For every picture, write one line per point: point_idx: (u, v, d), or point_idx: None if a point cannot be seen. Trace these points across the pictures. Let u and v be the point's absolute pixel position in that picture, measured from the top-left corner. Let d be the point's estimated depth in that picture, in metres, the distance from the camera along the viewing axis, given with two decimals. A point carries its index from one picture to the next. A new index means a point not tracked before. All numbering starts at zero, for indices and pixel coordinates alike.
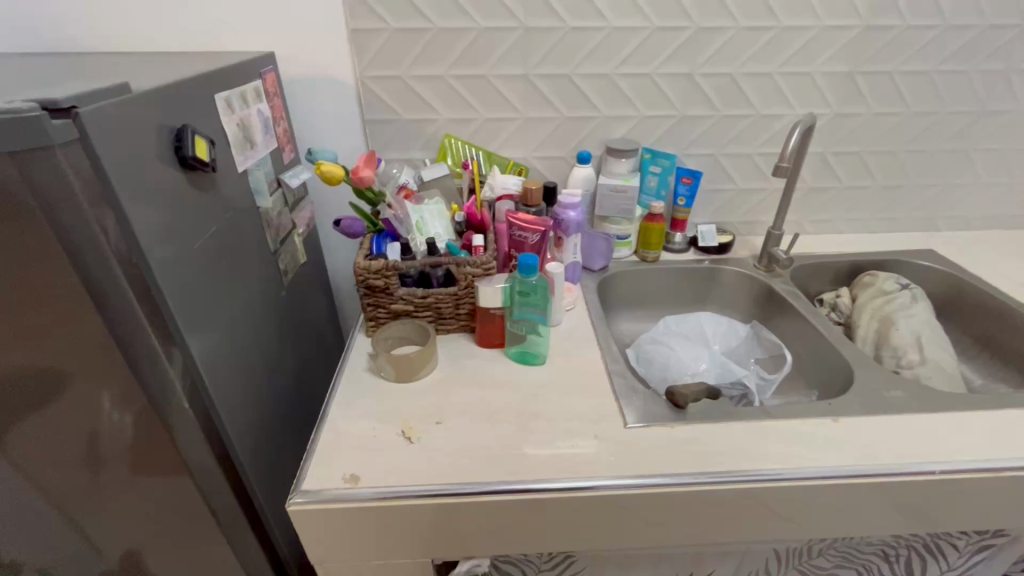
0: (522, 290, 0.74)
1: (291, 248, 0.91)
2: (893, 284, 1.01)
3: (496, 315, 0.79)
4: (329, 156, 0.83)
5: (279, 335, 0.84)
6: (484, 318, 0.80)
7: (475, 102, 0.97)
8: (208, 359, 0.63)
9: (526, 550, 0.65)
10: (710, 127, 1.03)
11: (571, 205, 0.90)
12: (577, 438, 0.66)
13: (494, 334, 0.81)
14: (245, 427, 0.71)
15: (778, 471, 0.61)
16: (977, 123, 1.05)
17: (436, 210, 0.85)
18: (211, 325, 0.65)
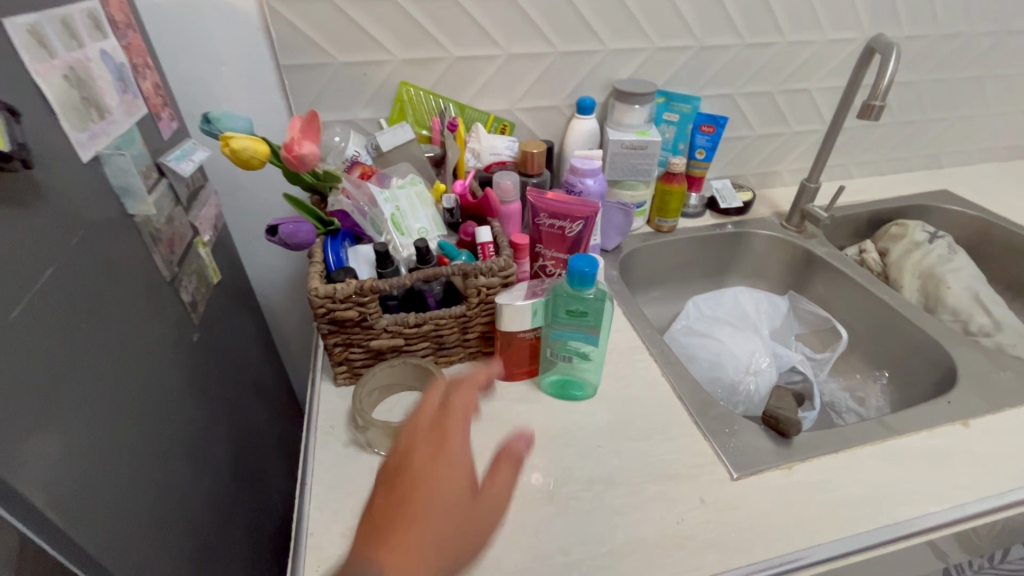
0: (573, 307, 0.53)
1: (198, 267, 0.61)
2: (922, 235, 0.89)
3: (525, 340, 0.56)
4: (240, 123, 0.53)
5: (195, 400, 0.57)
6: (507, 346, 0.57)
7: (439, 35, 0.69)
8: (62, 496, 0.36)
9: None
10: (731, 61, 0.82)
11: (590, 171, 0.68)
12: (679, 510, 0.47)
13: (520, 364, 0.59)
14: (154, 565, 0.45)
15: (938, 513, 0.48)
16: (1000, 45, 0.94)
17: (416, 195, 0.59)
18: (65, 435, 0.37)
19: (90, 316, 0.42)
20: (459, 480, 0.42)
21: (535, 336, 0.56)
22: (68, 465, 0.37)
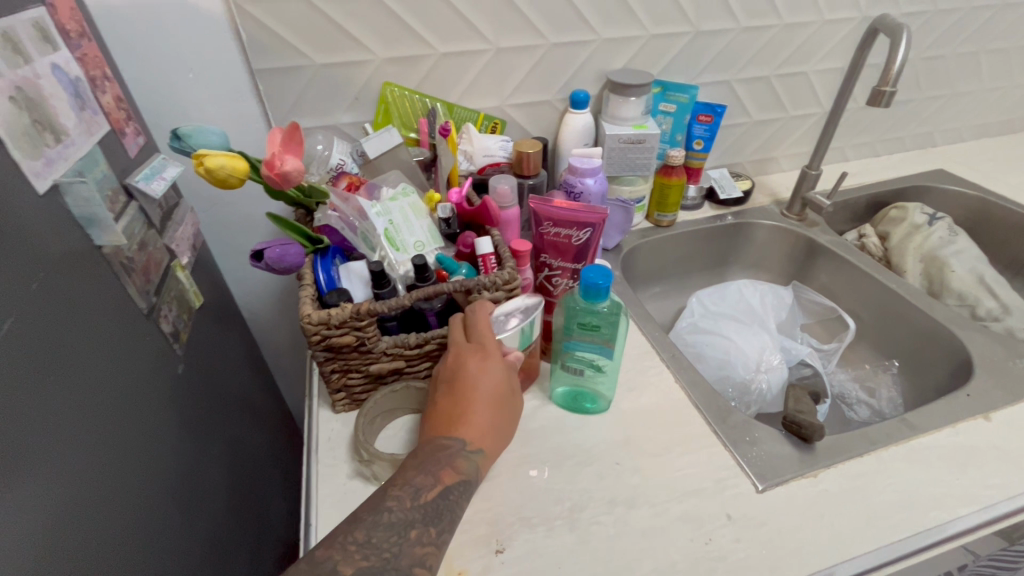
0: (586, 321, 0.50)
1: (177, 293, 0.57)
2: (924, 217, 0.87)
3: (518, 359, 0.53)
4: (213, 138, 0.49)
5: (186, 435, 0.53)
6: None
7: (423, 31, 0.65)
8: (22, 565, 0.32)
9: None
10: (728, 47, 0.79)
11: (590, 170, 0.64)
12: (706, 528, 0.45)
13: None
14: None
15: (969, 516, 0.46)
16: (993, 20, 0.92)
17: (409, 205, 0.55)
18: (27, 492, 0.34)
19: (58, 359, 0.38)
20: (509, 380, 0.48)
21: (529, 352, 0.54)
22: (30, 528, 0.33)
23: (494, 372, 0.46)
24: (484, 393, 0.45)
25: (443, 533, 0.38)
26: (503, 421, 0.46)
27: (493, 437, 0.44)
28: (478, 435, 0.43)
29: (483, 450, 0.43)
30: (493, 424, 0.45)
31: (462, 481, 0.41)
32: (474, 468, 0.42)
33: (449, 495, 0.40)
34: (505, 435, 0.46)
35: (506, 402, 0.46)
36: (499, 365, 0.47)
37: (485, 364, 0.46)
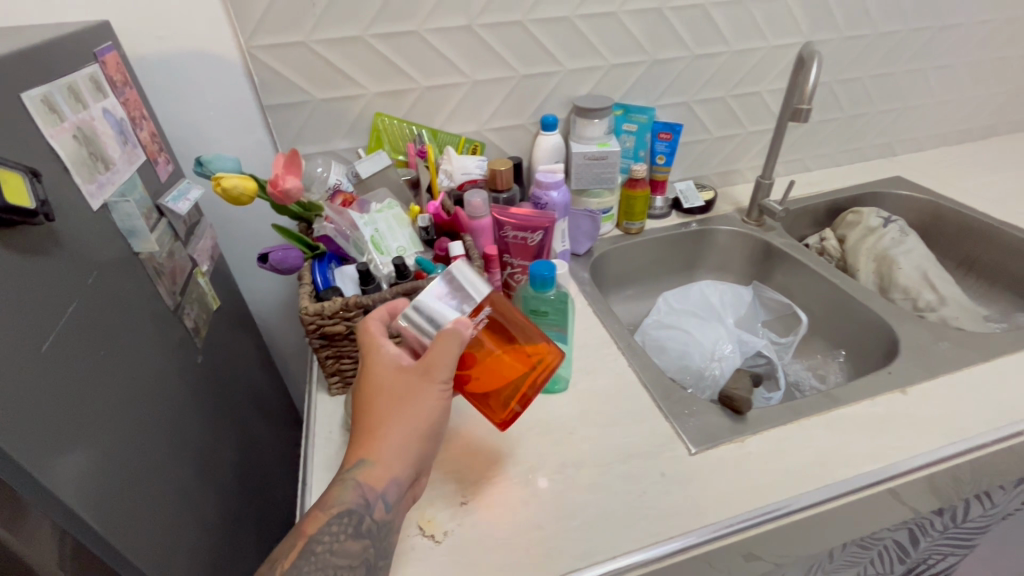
0: (538, 308, 0.58)
1: (198, 295, 0.67)
2: (876, 220, 0.94)
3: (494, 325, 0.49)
4: (229, 163, 0.59)
5: (203, 417, 0.62)
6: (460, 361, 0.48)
7: (408, 69, 0.76)
8: (93, 499, 0.42)
9: None
10: (683, 72, 0.89)
11: (553, 183, 0.74)
12: (643, 483, 0.53)
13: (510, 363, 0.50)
14: (170, 563, 0.50)
15: (874, 471, 0.53)
16: (935, 39, 1.00)
17: (392, 216, 0.65)
18: (92, 445, 0.43)
19: (107, 343, 0.48)
20: (406, 374, 0.46)
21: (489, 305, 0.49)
22: (95, 469, 0.43)
23: (376, 381, 0.47)
24: (367, 407, 0.46)
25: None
26: (400, 422, 0.45)
27: (382, 446, 0.45)
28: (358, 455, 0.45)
29: (368, 465, 0.44)
30: (380, 433, 0.45)
31: (338, 517, 0.43)
32: (352, 494, 0.43)
33: (318, 544, 0.42)
34: (413, 434, 0.45)
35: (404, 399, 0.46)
36: (383, 371, 0.47)
37: (369, 384, 0.47)
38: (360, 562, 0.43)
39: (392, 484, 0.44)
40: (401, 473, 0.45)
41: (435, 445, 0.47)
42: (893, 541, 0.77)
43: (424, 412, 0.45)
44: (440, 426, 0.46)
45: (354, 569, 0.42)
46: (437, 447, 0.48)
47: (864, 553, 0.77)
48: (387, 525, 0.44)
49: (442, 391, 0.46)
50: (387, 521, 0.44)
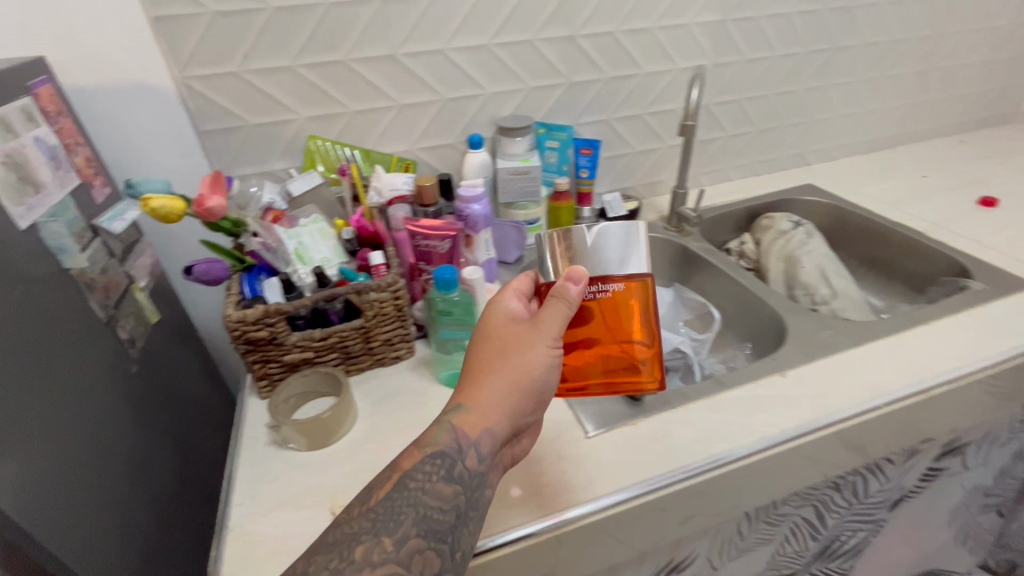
0: (440, 307, 0.66)
1: (135, 309, 0.70)
2: (787, 224, 1.03)
3: (630, 302, 0.58)
4: (158, 185, 0.64)
5: (138, 424, 0.66)
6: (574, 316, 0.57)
7: (337, 95, 0.82)
8: (15, 492, 0.45)
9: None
10: (600, 93, 0.96)
11: (474, 197, 0.80)
12: (541, 465, 0.58)
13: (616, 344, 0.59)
14: (94, 559, 0.53)
15: (747, 445, 0.59)
16: (831, 59, 1.10)
17: (316, 230, 0.70)
18: (16, 443, 0.47)
19: (33, 350, 0.52)
20: (514, 330, 0.53)
21: (632, 284, 0.57)
22: (19, 466, 0.46)
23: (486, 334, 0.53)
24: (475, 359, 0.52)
25: (399, 528, 0.42)
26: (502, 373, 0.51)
27: (481, 397, 0.49)
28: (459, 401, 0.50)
29: (465, 411, 0.49)
30: (482, 382, 0.50)
31: (432, 458, 0.46)
32: (448, 437, 0.47)
33: (411, 479, 0.44)
34: (514, 386, 0.50)
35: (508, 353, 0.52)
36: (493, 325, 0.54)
37: (485, 342, 0.52)
38: (450, 504, 0.45)
39: (485, 433, 0.48)
40: (495, 424, 0.49)
41: (531, 406, 0.52)
42: (801, 518, 0.83)
43: (525, 365, 0.51)
44: (538, 384, 0.51)
45: (444, 511, 0.44)
46: (532, 408, 0.52)
47: (775, 530, 0.83)
48: (478, 474, 0.47)
49: (549, 351, 0.52)
50: (478, 471, 0.47)
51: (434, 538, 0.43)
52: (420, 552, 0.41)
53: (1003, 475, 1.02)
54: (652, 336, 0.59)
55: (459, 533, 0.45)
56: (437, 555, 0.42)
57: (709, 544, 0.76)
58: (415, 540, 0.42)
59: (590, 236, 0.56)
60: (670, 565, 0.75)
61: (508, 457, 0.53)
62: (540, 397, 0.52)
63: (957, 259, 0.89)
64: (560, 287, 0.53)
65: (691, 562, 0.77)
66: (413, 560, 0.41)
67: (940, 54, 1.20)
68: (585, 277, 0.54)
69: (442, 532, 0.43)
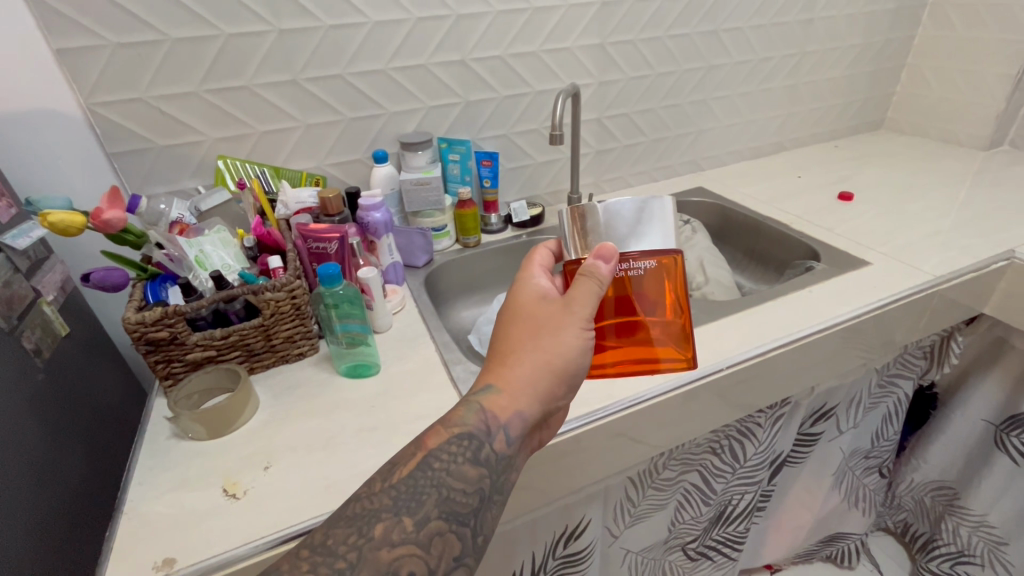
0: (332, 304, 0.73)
1: (41, 321, 0.74)
2: (676, 222, 1.14)
3: (655, 279, 0.60)
4: (58, 203, 0.68)
5: (44, 428, 0.69)
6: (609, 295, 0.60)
7: (244, 117, 0.89)
8: None
9: (564, 483, 0.70)
10: (496, 110, 1.06)
11: (373, 206, 0.87)
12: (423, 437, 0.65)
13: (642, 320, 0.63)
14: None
15: (603, 407, 0.68)
16: (707, 75, 1.24)
17: (218, 239, 0.76)
18: None
19: None
20: (544, 313, 0.57)
21: (663, 261, 0.59)
22: None
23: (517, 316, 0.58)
24: (505, 342, 0.57)
25: (421, 508, 0.45)
26: (530, 357, 0.56)
27: (510, 380, 0.54)
28: (490, 383, 0.55)
29: (495, 394, 0.53)
30: (512, 366, 0.55)
31: (459, 438, 0.50)
32: (476, 419, 0.51)
33: (438, 457, 0.48)
34: (542, 370, 0.55)
35: (538, 336, 0.56)
36: (522, 308, 0.58)
37: (517, 329, 0.57)
38: (474, 487, 0.48)
39: (513, 416, 0.53)
40: (523, 408, 0.53)
41: (560, 388, 0.57)
42: (689, 483, 0.92)
43: (553, 351, 0.55)
44: (568, 367, 0.56)
45: (468, 493, 0.48)
46: (561, 389, 0.57)
47: (666, 496, 0.91)
48: (504, 457, 0.51)
49: (579, 334, 0.56)
50: (505, 453, 0.52)
51: (454, 521, 0.46)
52: (440, 534, 0.44)
53: (877, 437, 1.14)
54: (678, 313, 0.62)
55: (480, 517, 0.48)
56: (457, 537, 0.45)
57: (600, 510, 0.84)
58: (436, 522, 0.45)
59: (619, 210, 0.58)
60: (566, 533, 0.82)
61: (537, 436, 0.57)
62: (570, 378, 0.57)
63: (811, 245, 1.02)
64: (589, 265, 0.56)
65: (587, 529, 0.84)
66: (433, 541, 0.44)
67: (805, 70, 1.36)
68: (615, 255, 0.57)
69: (463, 514, 0.47)
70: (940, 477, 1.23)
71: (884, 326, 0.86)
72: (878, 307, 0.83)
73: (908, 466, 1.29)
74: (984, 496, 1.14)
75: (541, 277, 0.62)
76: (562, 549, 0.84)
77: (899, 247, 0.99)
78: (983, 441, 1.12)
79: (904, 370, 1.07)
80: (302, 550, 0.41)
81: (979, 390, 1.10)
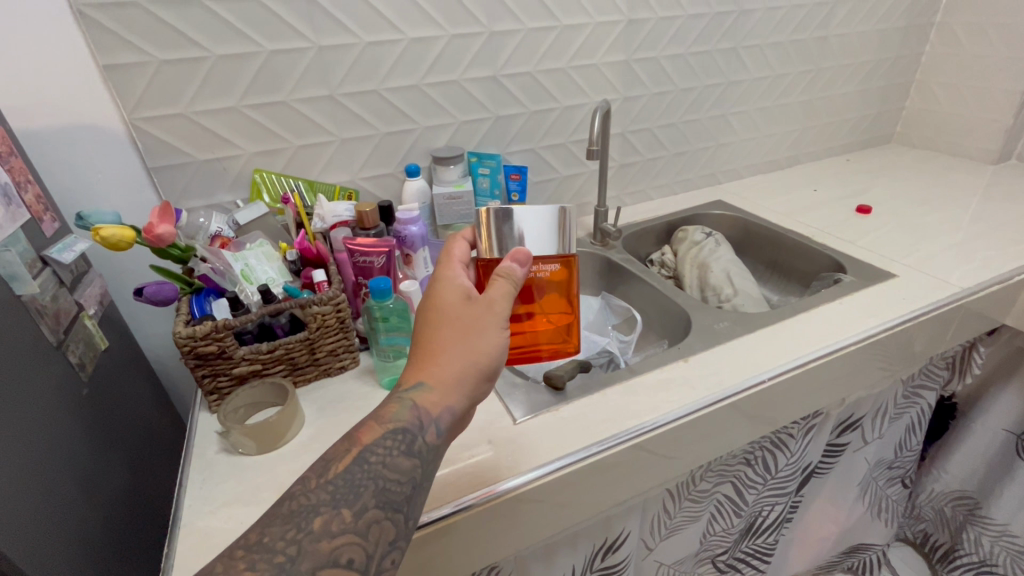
0: (382, 317, 0.73)
1: (84, 335, 0.74)
2: (698, 234, 1.15)
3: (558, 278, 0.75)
4: (107, 217, 0.69)
5: (90, 443, 0.69)
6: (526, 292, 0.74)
7: (282, 131, 0.90)
8: None
9: (610, 497, 0.70)
10: (525, 124, 1.08)
11: (411, 219, 0.87)
12: (475, 450, 0.66)
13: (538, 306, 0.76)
14: (48, 567, 0.56)
15: (651, 419, 0.68)
16: (726, 91, 1.27)
17: (261, 253, 0.76)
18: None
19: None
20: (467, 313, 0.58)
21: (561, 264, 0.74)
22: None
23: (440, 315, 0.58)
24: (428, 341, 0.57)
25: (358, 500, 0.47)
26: (459, 354, 0.56)
27: (438, 378, 0.55)
28: (420, 380, 0.55)
29: (427, 390, 0.54)
30: (442, 363, 0.56)
31: (393, 432, 0.51)
32: (410, 415, 0.52)
33: (372, 454, 0.49)
34: (468, 368, 0.56)
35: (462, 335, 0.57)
36: (447, 308, 0.58)
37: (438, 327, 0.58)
38: (408, 476, 0.50)
39: (444, 410, 0.54)
40: (454, 402, 0.55)
41: (484, 383, 0.58)
42: (722, 495, 0.93)
43: (479, 348, 0.56)
44: (492, 364, 0.58)
45: (402, 482, 0.50)
46: (485, 384, 0.59)
47: (700, 508, 0.91)
48: (434, 448, 0.53)
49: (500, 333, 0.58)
50: (435, 445, 0.53)
51: (390, 508, 0.48)
52: (377, 522, 0.47)
53: (900, 447, 1.15)
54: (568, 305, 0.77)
55: (413, 502, 0.50)
56: (393, 524, 0.48)
57: (639, 522, 0.84)
58: (373, 511, 0.47)
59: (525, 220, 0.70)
60: (605, 545, 0.82)
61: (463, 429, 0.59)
62: (493, 374, 0.59)
63: (836, 258, 1.03)
64: (506, 268, 0.62)
65: (625, 541, 0.84)
66: (370, 530, 0.46)
67: (820, 85, 1.39)
68: (529, 260, 0.65)
69: (398, 502, 0.49)
70: (961, 487, 1.24)
71: (913, 338, 0.87)
72: (910, 320, 0.84)
73: (929, 476, 1.30)
74: (1006, 505, 1.14)
75: (461, 275, 0.63)
76: (601, 562, 0.84)
77: (922, 260, 1.01)
78: (1004, 451, 1.13)
79: (928, 381, 1.08)
80: (237, 551, 0.42)
81: (1000, 400, 1.12)
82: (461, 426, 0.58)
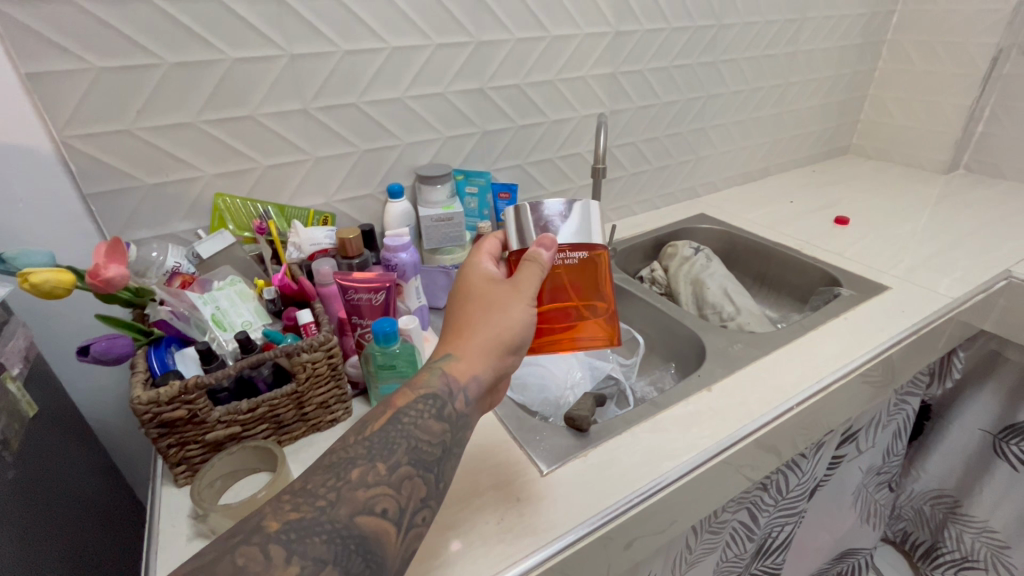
0: (383, 363, 0.65)
1: (8, 402, 0.60)
2: (687, 250, 1.12)
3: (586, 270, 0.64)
4: (39, 258, 0.56)
5: (18, 539, 0.55)
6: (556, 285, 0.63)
7: (249, 151, 0.79)
8: None
9: (646, 547, 0.64)
10: (512, 139, 1.02)
11: (401, 246, 0.79)
12: (503, 511, 0.59)
13: (569, 299, 0.64)
14: None
15: (689, 459, 0.63)
16: (706, 103, 1.26)
17: (233, 293, 0.66)
18: None
19: None
20: (493, 290, 0.56)
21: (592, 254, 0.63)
22: None
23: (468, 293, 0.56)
24: (457, 315, 0.55)
25: (393, 455, 0.44)
26: (484, 326, 0.53)
27: (466, 348, 0.52)
28: (449, 350, 0.52)
29: (454, 359, 0.51)
30: (468, 333, 0.53)
31: (424, 398, 0.48)
32: (440, 381, 0.49)
33: (404, 416, 0.46)
34: (495, 340, 0.53)
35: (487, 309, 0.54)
36: (474, 287, 0.57)
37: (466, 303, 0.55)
38: (438, 439, 0.47)
39: (472, 380, 0.50)
40: (481, 372, 0.51)
41: (511, 357, 0.55)
42: (738, 522, 0.89)
43: (505, 321, 0.53)
44: (520, 338, 0.54)
45: (433, 445, 0.46)
46: (510, 360, 0.55)
47: (718, 538, 0.87)
48: (464, 417, 0.49)
49: (526, 309, 0.55)
50: (465, 414, 0.50)
51: (422, 467, 0.45)
52: (409, 478, 0.43)
53: (888, 452, 1.17)
54: (603, 295, 0.65)
55: (443, 467, 0.47)
56: (424, 483, 0.44)
57: (663, 562, 0.79)
58: (405, 468, 0.44)
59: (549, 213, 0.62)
60: None
61: (489, 402, 0.55)
62: (520, 349, 0.55)
63: (830, 272, 1.04)
64: (532, 252, 0.58)
65: None
66: (403, 484, 0.43)
67: (788, 100, 1.42)
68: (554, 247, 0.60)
69: (429, 463, 0.45)
70: (940, 487, 1.28)
71: (914, 350, 0.88)
72: (914, 333, 0.85)
73: (910, 478, 1.34)
74: (986, 503, 1.18)
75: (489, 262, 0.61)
76: None
77: (907, 270, 1.03)
78: (981, 451, 1.17)
79: (915, 387, 1.10)
80: (284, 494, 0.41)
81: (976, 402, 1.16)
82: (488, 400, 0.54)
